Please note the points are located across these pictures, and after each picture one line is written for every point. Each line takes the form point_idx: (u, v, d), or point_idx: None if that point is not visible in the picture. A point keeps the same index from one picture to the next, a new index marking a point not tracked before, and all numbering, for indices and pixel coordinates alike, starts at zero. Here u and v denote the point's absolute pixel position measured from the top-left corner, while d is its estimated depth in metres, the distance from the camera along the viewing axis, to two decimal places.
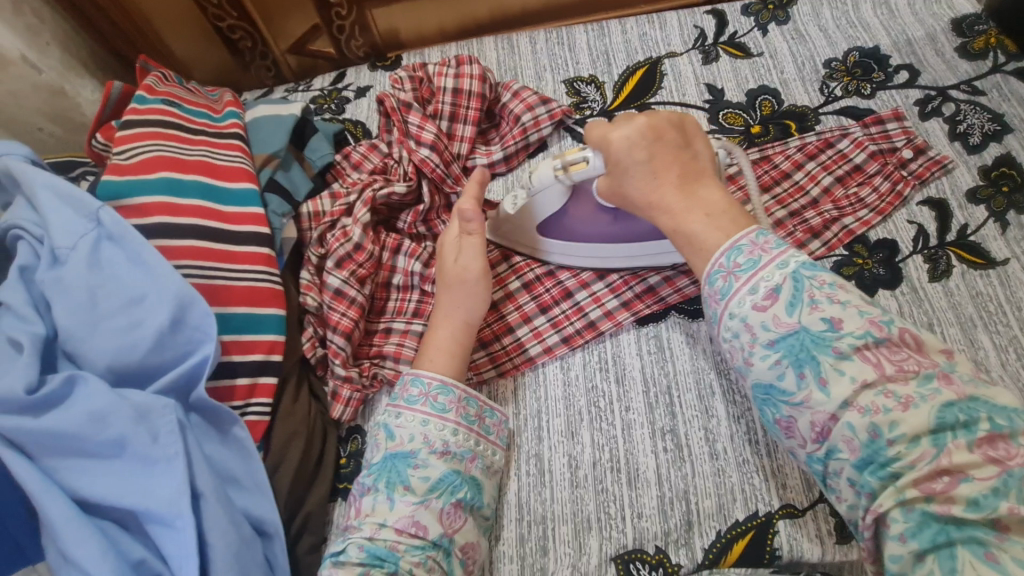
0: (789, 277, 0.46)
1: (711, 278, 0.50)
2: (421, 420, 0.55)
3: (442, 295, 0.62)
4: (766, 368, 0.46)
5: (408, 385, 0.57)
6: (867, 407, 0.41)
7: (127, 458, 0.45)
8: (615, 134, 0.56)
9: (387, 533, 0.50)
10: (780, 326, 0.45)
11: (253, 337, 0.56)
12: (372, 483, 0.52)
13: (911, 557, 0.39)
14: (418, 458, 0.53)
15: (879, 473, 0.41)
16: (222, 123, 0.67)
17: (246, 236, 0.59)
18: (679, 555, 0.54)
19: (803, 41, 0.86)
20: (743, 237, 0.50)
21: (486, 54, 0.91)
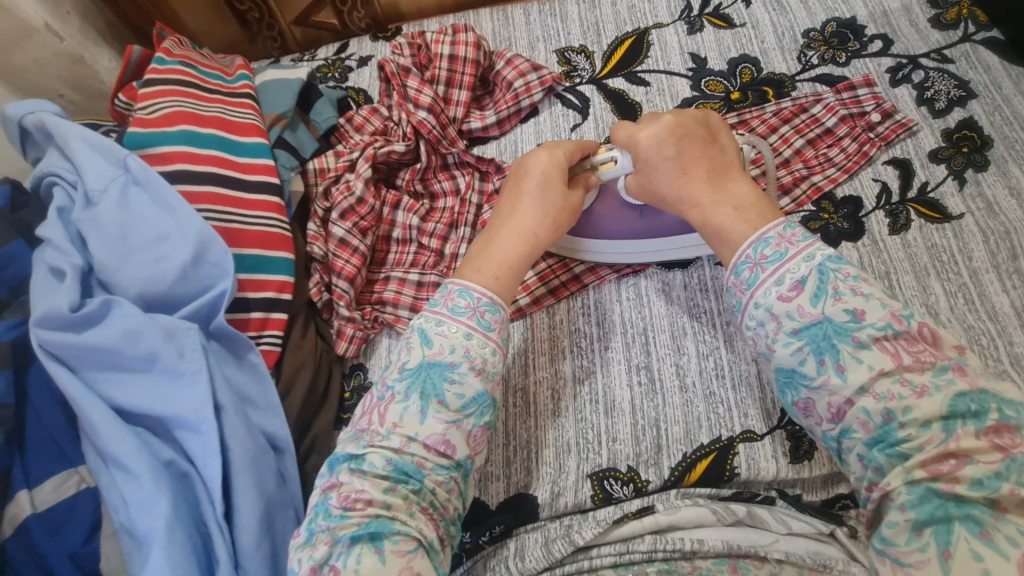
0: (814, 270, 0.48)
1: (738, 268, 0.51)
2: (463, 334, 0.52)
3: (538, 211, 0.60)
4: (788, 355, 0.47)
5: (455, 296, 0.54)
6: (883, 393, 0.42)
7: (156, 371, 0.52)
8: (644, 134, 0.59)
9: (416, 449, 0.47)
10: (805, 316, 0.46)
11: (265, 276, 0.62)
12: (404, 392, 0.50)
13: (907, 525, 0.40)
14: (456, 372, 0.50)
15: (887, 450, 0.42)
16: (234, 85, 0.72)
17: (257, 184, 0.64)
18: (648, 473, 0.61)
19: (783, 12, 0.91)
20: (771, 229, 0.51)
21: (482, 25, 0.96)
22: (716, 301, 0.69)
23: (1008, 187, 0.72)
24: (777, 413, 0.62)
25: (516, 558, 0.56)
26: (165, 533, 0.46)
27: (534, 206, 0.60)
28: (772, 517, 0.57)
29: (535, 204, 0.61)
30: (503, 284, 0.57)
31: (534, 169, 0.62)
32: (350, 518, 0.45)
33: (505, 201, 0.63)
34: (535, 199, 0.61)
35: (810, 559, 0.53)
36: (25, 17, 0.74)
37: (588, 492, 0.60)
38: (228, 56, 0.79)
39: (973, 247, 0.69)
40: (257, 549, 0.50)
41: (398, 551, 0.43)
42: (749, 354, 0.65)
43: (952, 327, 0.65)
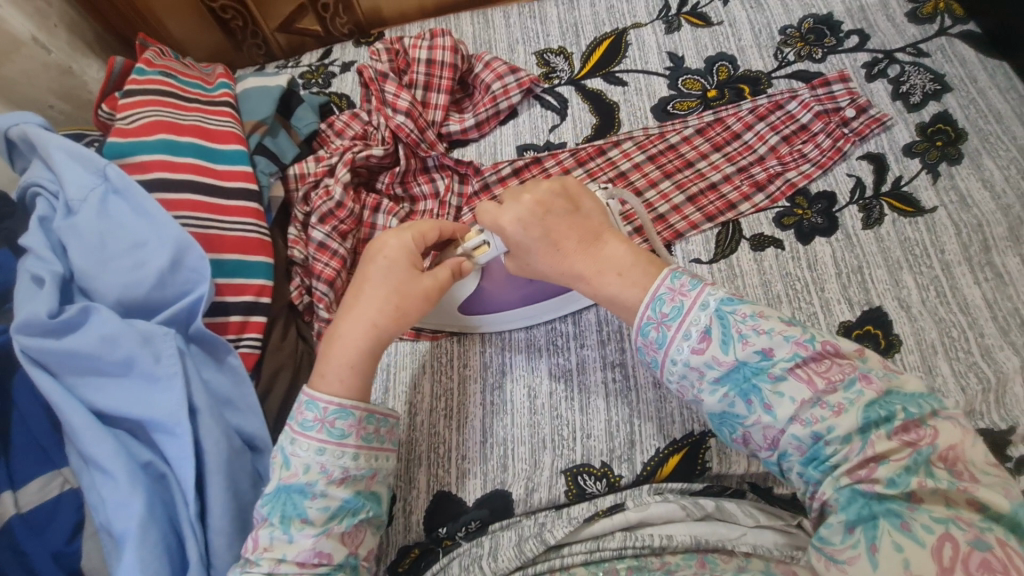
0: (714, 318, 0.47)
1: (642, 330, 0.50)
2: (315, 450, 0.50)
3: (381, 300, 0.55)
4: (716, 402, 0.46)
5: (303, 409, 0.51)
6: (808, 419, 0.43)
7: (134, 375, 0.53)
8: (507, 218, 0.56)
9: (287, 567, 0.47)
10: (721, 364, 0.46)
11: (244, 280, 0.63)
12: (265, 515, 0.48)
13: (841, 525, 0.41)
14: (315, 489, 0.49)
15: (821, 467, 0.43)
16: (214, 94, 0.74)
17: (237, 191, 0.66)
18: (621, 468, 0.62)
19: (761, 9, 0.91)
20: (660, 284, 0.50)
21: (462, 28, 0.97)
22: None
23: (982, 179, 0.73)
24: None
25: (489, 558, 0.56)
26: (139, 533, 0.47)
27: (377, 295, 0.55)
28: (740, 510, 0.58)
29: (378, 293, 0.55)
30: (348, 389, 0.52)
31: (379, 255, 0.57)
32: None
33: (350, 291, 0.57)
34: (378, 286, 0.56)
35: (778, 551, 0.53)
36: (14, 31, 0.76)
37: (563, 488, 0.61)
38: (210, 65, 0.81)
39: (946, 240, 0.69)
40: (229, 549, 0.51)
41: None
42: None
43: (924, 320, 0.65)
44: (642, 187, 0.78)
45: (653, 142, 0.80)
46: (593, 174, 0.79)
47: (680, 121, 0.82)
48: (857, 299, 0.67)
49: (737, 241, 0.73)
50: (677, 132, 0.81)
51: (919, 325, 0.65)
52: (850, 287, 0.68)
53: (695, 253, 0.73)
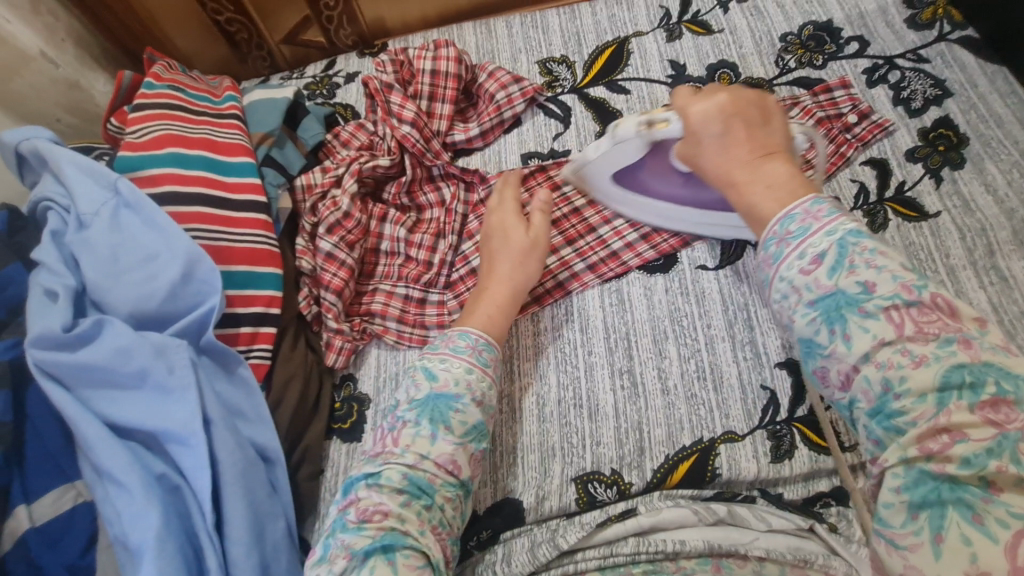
0: (835, 244, 0.45)
1: (764, 245, 0.49)
2: (465, 369, 0.58)
3: (511, 256, 0.69)
4: (805, 326, 0.44)
5: (455, 338, 0.61)
6: (883, 361, 0.41)
7: (147, 387, 0.53)
8: (695, 109, 0.56)
9: (428, 465, 0.53)
10: (821, 288, 0.44)
11: (253, 291, 0.63)
12: (414, 418, 0.55)
13: (903, 506, 0.39)
14: (461, 402, 0.56)
15: (884, 423, 0.40)
16: (221, 106, 0.74)
17: (245, 203, 0.66)
18: (631, 475, 0.62)
19: (760, 17, 0.92)
20: (796, 205, 0.48)
21: (465, 38, 0.98)
22: (698, 306, 0.71)
23: (985, 184, 0.73)
24: (758, 413, 0.64)
25: (503, 563, 0.57)
26: (156, 544, 0.47)
27: (501, 250, 0.69)
28: (752, 515, 0.58)
29: (500, 249, 0.69)
30: (486, 323, 0.63)
31: (493, 225, 0.72)
32: (366, 530, 0.48)
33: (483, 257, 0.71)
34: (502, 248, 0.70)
35: (791, 555, 0.54)
36: (22, 46, 0.77)
37: (573, 496, 0.61)
38: (217, 78, 0.82)
39: (951, 245, 0.70)
40: (247, 559, 0.51)
41: (409, 565, 0.46)
42: (730, 355, 0.67)
43: None
44: None
45: None
46: None
47: None
48: None
49: (742, 247, 0.74)
50: None
51: None
52: None
53: (701, 259, 0.73)
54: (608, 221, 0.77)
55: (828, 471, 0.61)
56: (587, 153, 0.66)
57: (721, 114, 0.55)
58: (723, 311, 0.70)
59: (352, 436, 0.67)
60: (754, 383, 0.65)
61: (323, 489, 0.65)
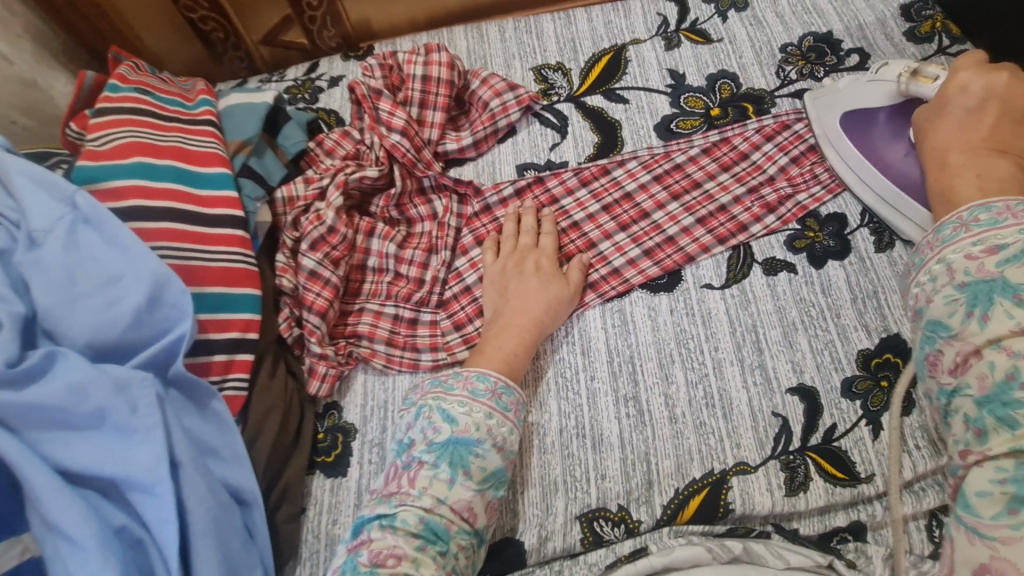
0: (1022, 238, 0.44)
1: (942, 227, 0.51)
2: (485, 415, 0.56)
3: (544, 299, 0.66)
4: (944, 304, 0.46)
5: (473, 380, 0.57)
6: (1019, 350, 0.40)
7: (106, 428, 0.47)
8: (975, 84, 0.60)
9: (444, 510, 0.51)
10: (981, 271, 0.45)
11: (229, 315, 0.58)
12: (433, 461, 0.53)
13: (1002, 498, 0.37)
14: (481, 447, 0.54)
15: (998, 411, 0.40)
16: (195, 111, 0.68)
17: (219, 218, 0.60)
18: (639, 512, 0.58)
19: (760, 27, 0.90)
20: (998, 201, 0.49)
21: (456, 42, 0.94)
22: (704, 327, 0.67)
23: None
24: (770, 442, 0.61)
25: None
26: None
27: (532, 278, 0.67)
28: (768, 552, 0.54)
29: (530, 277, 0.67)
30: (505, 362, 0.60)
31: (529, 263, 0.69)
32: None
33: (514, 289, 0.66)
34: (537, 287, 0.66)
35: None
36: None
37: (578, 535, 0.57)
38: (190, 79, 0.75)
39: None
40: None
41: None
42: (739, 381, 0.64)
43: None
44: (649, 208, 0.75)
45: (659, 162, 0.79)
46: (597, 196, 0.77)
47: (685, 140, 0.80)
48: (874, 326, 0.66)
49: (748, 265, 0.71)
50: (684, 152, 0.79)
51: None
52: (866, 312, 0.67)
53: (707, 278, 0.70)
54: (609, 237, 0.74)
55: (844, 503, 0.58)
56: (841, 84, 0.75)
57: (966, 139, 0.58)
58: (730, 332, 0.67)
59: (337, 470, 0.63)
60: (765, 410, 0.62)
61: (304, 530, 0.60)
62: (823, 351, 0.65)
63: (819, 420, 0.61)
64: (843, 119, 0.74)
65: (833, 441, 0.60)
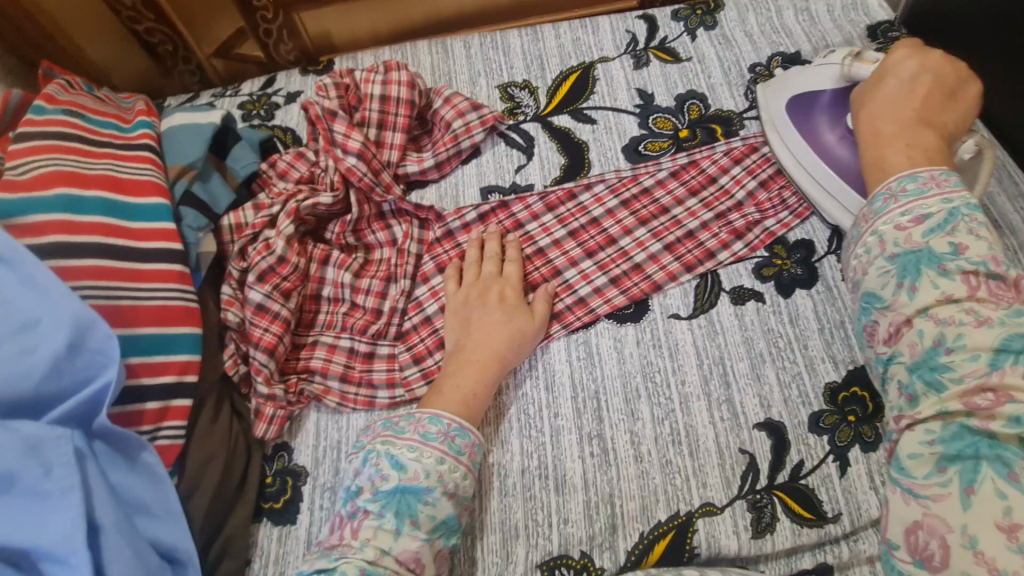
0: (945, 210, 0.47)
1: (873, 199, 0.52)
2: (436, 459, 0.53)
3: (508, 332, 0.63)
4: (877, 277, 0.47)
5: (424, 422, 0.55)
6: (944, 317, 0.42)
7: (13, 494, 0.42)
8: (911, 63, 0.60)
9: (389, 562, 0.47)
10: (909, 244, 0.47)
11: (164, 358, 0.54)
12: (378, 510, 0.50)
13: (932, 458, 0.40)
14: (430, 495, 0.51)
15: (927, 376, 0.42)
16: (130, 134, 0.64)
17: (154, 252, 0.56)
18: (602, 559, 0.56)
19: (729, 46, 0.89)
20: (924, 170, 0.51)
21: (419, 58, 0.91)
22: (671, 360, 0.65)
23: None
24: (737, 482, 0.59)
25: None
26: None
27: (495, 311, 0.64)
28: None
29: (493, 309, 0.64)
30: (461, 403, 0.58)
31: (493, 292, 0.66)
32: None
33: (476, 320, 0.64)
34: (500, 321, 0.64)
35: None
36: None
37: None
38: (131, 98, 0.71)
39: None
40: None
41: None
42: (706, 417, 0.62)
43: None
44: (616, 234, 0.73)
45: (626, 186, 0.77)
46: (563, 221, 0.75)
47: (653, 162, 0.78)
48: (841, 358, 0.65)
49: (716, 294, 0.69)
50: (651, 175, 0.77)
51: None
52: (833, 343, 0.65)
53: (674, 308, 0.69)
54: (574, 264, 0.72)
55: (811, 545, 0.56)
56: (792, 72, 0.77)
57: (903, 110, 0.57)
58: (697, 365, 0.65)
59: (285, 517, 0.59)
60: (732, 446, 0.61)
61: None
62: (791, 384, 0.64)
63: (787, 457, 0.60)
64: (789, 103, 0.76)
65: (801, 479, 0.59)
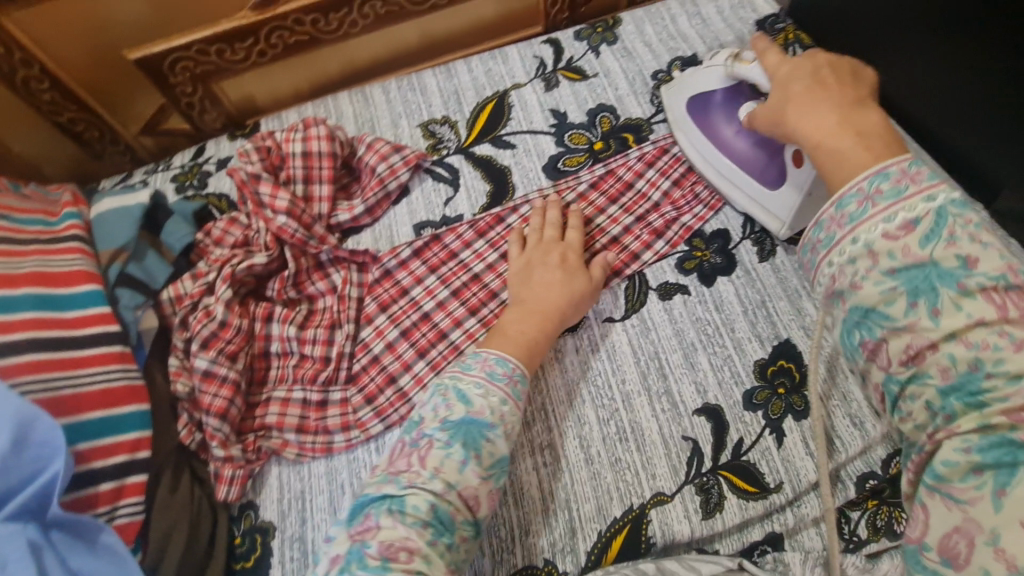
0: (933, 211, 0.40)
1: (843, 201, 0.43)
2: (500, 400, 0.56)
3: (568, 291, 0.68)
4: (877, 293, 0.39)
5: (492, 363, 0.59)
6: (976, 341, 0.36)
7: None
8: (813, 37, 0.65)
9: (453, 497, 0.49)
10: (908, 256, 0.39)
11: (112, 438, 0.55)
12: (446, 440, 0.52)
13: (968, 465, 0.35)
14: (493, 432, 0.54)
15: (966, 398, 0.36)
16: (58, 227, 0.66)
17: (92, 338, 0.58)
18: (565, 562, 0.58)
19: (631, 58, 0.95)
20: (892, 163, 0.43)
21: (341, 109, 0.94)
22: (610, 362, 0.69)
23: None
24: (684, 468, 0.62)
25: None
26: None
27: (556, 270, 0.69)
28: (682, 566, 0.54)
29: (554, 268, 0.69)
30: None
31: (549, 257, 0.71)
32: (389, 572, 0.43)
33: (535, 283, 0.68)
34: (562, 280, 0.68)
35: None
36: None
37: None
38: (58, 191, 0.73)
39: None
40: None
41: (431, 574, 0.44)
42: (649, 411, 0.65)
43: (831, 347, 0.67)
44: None
45: None
46: (494, 244, 0.78)
47: (573, 177, 0.83)
48: (766, 335, 0.69)
49: (644, 293, 0.73)
50: (573, 189, 0.81)
51: (826, 353, 0.66)
52: (758, 323, 0.70)
53: (607, 312, 0.72)
54: None
55: (758, 517, 0.59)
56: (687, 73, 0.81)
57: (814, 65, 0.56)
58: (635, 363, 0.68)
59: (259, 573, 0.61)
60: (676, 435, 0.64)
61: None
62: (723, 367, 0.67)
63: (727, 437, 0.63)
64: (688, 104, 0.80)
65: (743, 456, 0.62)
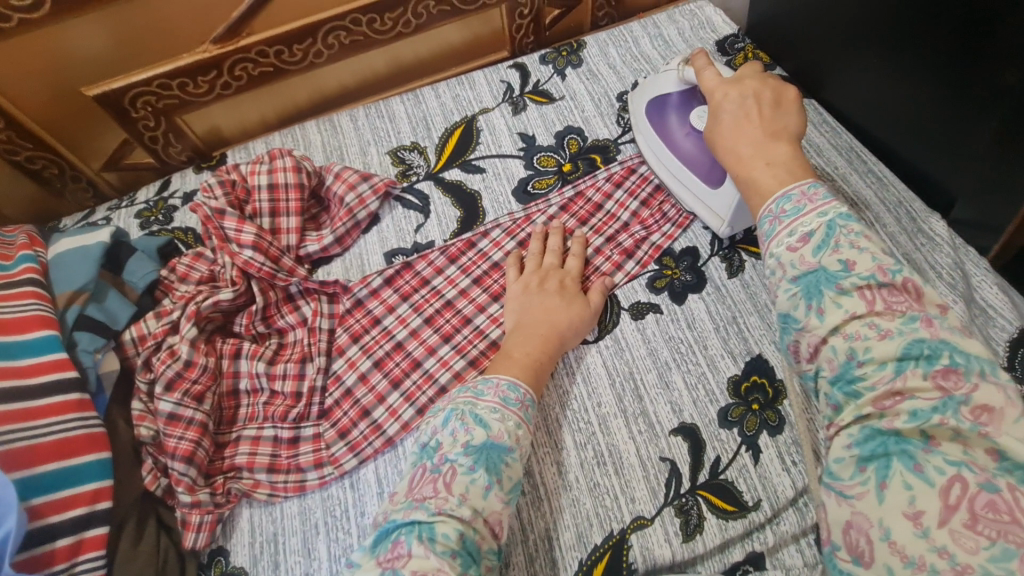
0: (824, 224, 0.45)
1: (759, 222, 0.49)
2: (516, 424, 0.55)
3: (571, 320, 0.68)
4: (784, 299, 0.44)
5: (504, 389, 0.57)
6: (852, 333, 0.41)
7: None
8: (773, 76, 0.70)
9: (480, 525, 0.47)
10: (804, 264, 0.44)
11: (71, 490, 0.53)
12: (470, 465, 0.49)
13: (853, 460, 0.38)
14: (512, 456, 0.52)
15: (846, 388, 0.40)
16: (12, 271, 0.64)
17: (50, 385, 0.56)
18: None
19: (596, 80, 0.96)
20: (795, 187, 0.49)
21: (310, 138, 0.94)
22: (585, 385, 0.69)
23: None
24: (662, 491, 0.61)
25: None
26: None
27: (555, 297, 0.69)
28: None
29: (553, 294, 0.70)
30: None
31: (549, 284, 0.71)
32: None
33: (539, 309, 0.68)
34: (563, 309, 0.68)
35: None
36: None
37: None
38: (13, 233, 0.70)
39: None
40: None
41: None
42: (626, 433, 0.65)
43: None
44: None
45: (521, 227, 0.81)
46: (466, 270, 0.78)
47: (543, 200, 0.83)
48: (738, 351, 0.69)
49: (617, 313, 0.73)
50: (543, 212, 0.82)
51: None
52: (729, 339, 0.70)
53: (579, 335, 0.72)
54: (483, 309, 0.74)
55: (738, 536, 0.59)
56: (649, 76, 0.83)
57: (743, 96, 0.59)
58: (610, 385, 0.68)
59: None
60: (653, 456, 0.63)
61: None
62: (697, 385, 0.67)
63: (704, 455, 0.63)
64: (646, 106, 0.82)
65: (720, 475, 0.62)
